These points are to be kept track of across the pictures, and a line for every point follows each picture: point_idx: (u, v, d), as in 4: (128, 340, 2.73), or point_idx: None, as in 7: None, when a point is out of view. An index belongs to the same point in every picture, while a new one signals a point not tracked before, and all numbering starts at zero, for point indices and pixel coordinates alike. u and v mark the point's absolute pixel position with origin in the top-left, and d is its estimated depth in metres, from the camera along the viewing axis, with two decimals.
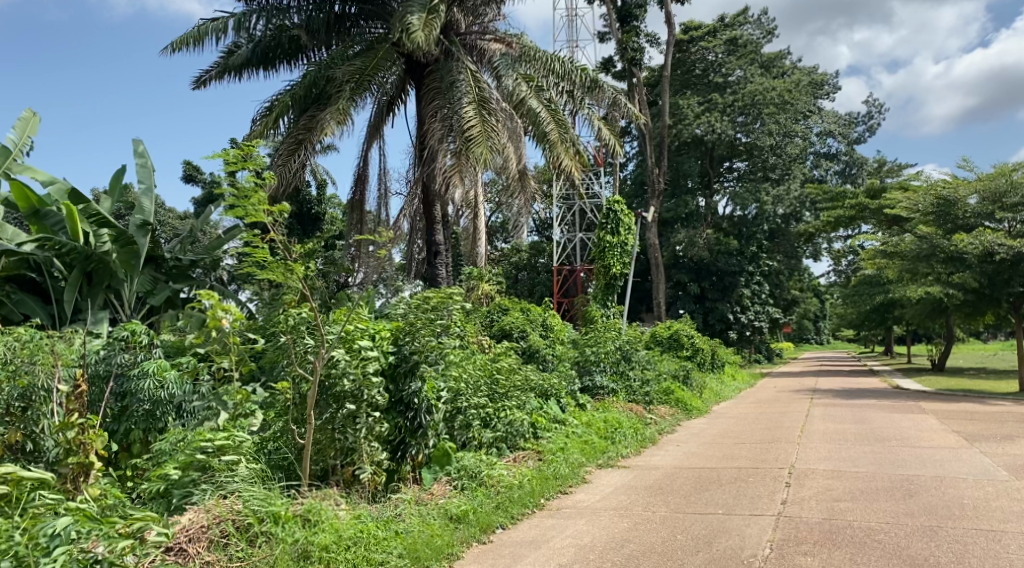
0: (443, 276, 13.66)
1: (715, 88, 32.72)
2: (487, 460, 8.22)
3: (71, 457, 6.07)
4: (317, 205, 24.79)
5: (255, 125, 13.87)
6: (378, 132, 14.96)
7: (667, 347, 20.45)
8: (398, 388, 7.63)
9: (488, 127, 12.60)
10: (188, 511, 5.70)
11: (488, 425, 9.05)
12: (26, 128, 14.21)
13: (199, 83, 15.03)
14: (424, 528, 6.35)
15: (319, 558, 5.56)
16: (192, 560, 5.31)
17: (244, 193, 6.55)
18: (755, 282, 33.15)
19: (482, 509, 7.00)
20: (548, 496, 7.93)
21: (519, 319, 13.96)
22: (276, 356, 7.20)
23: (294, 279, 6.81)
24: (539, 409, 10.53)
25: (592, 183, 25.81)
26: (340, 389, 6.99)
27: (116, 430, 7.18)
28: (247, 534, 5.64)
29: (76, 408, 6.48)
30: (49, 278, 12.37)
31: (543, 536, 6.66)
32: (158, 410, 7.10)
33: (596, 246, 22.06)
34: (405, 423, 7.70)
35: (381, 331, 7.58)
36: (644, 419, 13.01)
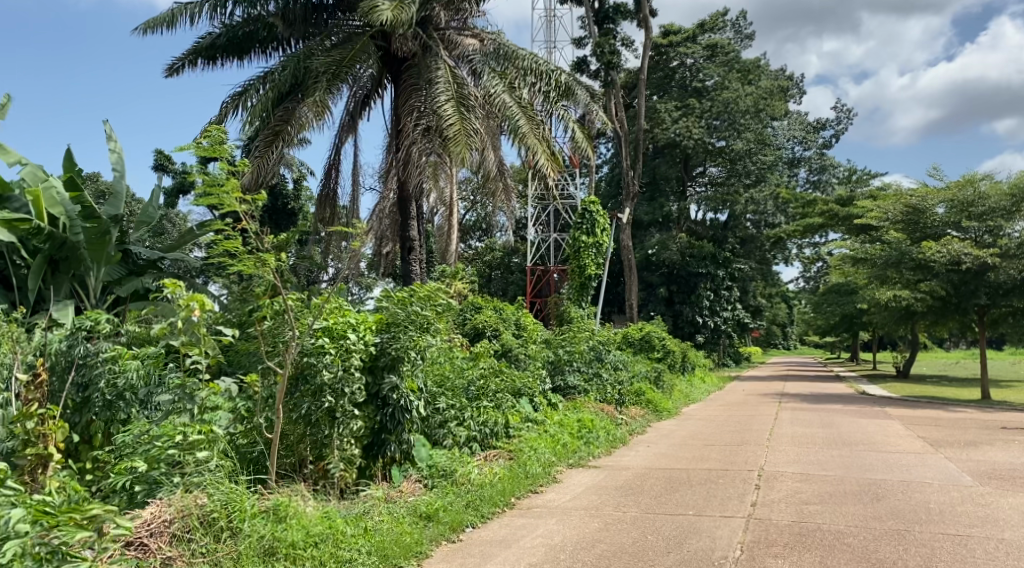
0: (416, 273, 13.55)
1: (691, 93, 32.90)
2: (459, 457, 8.21)
3: (29, 449, 6.06)
4: (293, 200, 24.52)
5: (225, 108, 13.59)
6: (354, 125, 14.83)
7: (638, 349, 20.47)
8: (375, 381, 7.58)
9: (468, 123, 12.41)
10: (150, 505, 5.51)
11: (462, 425, 9.04)
12: None
13: (171, 69, 14.75)
14: (393, 525, 6.26)
15: (286, 554, 5.44)
16: (153, 556, 5.13)
17: (215, 183, 6.41)
18: (726, 286, 33.42)
19: (452, 507, 6.91)
20: (518, 495, 7.88)
21: (492, 317, 14.00)
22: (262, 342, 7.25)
23: (265, 270, 6.72)
24: (513, 407, 10.50)
25: (568, 185, 25.85)
26: (320, 380, 6.91)
27: (76, 421, 6.87)
28: (212, 529, 5.47)
29: (36, 398, 6.45)
30: (10, 265, 11.65)
31: (513, 535, 6.59)
32: (121, 401, 6.84)
33: (570, 245, 22.08)
34: (382, 420, 7.64)
35: (366, 322, 7.46)
36: (615, 420, 13.03)
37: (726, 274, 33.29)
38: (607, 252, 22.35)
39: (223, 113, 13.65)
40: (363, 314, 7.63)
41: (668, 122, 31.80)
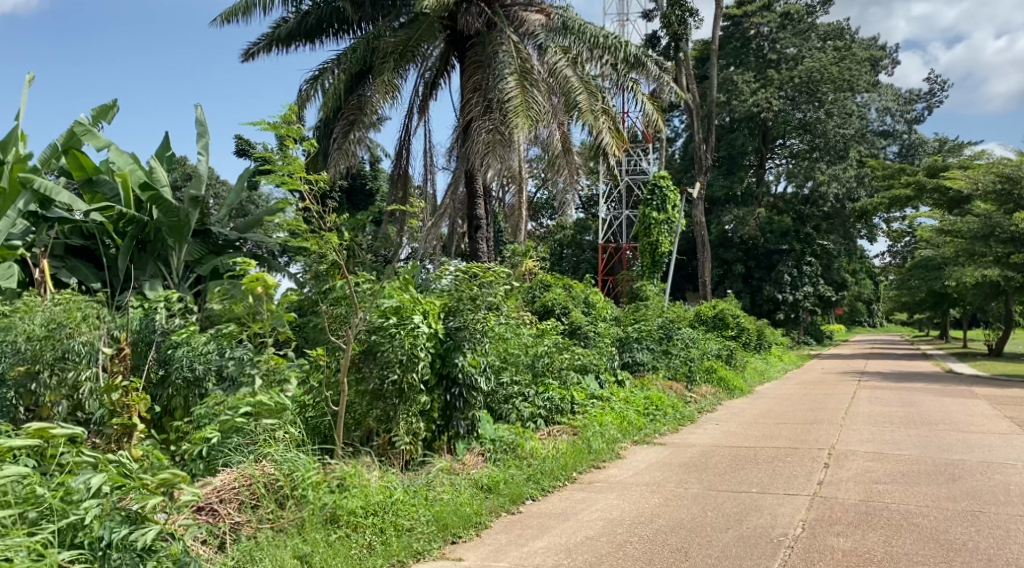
0: (483, 252, 13.70)
1: (768, 64, 31.96)
2: (523, 433, 8.26)
3: (115, 419, 6.49)
4: (371, 181, 24.73)
5: (302, 91, 13.93)
6: (425, 107, 14.96)
7: (711, 327, 20.18)
8: (443, 363, 7.69)
9: (530, 96, 12.41)
10: (221, 473, 5.80)
11: (526, 399, 9.13)
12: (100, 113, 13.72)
13: (247, 55, 15.19)
14: (454, 496, 6.41)
15: (347, 521, 5.67)
16: (222, 520, 5.41)
17: (284, 163, 6.92)
18: (806, 262, 32.49)
19: (513, 480, 7.04)
20: (580, 470, 7.91)
21: (561, 295, 14.01)
22: (331, 318, 7.69)
23: (330, 249, 7.15)
24: (577, 383, 10.53)
25: (639, 160, 25.69)
26: (387, 356, 7.05)
27: (158, 394, 7.36)
28: (277, 496, 5.72)
29: (120, 370, 6.98)
30: (101, 246, 12.42)
31: (572, 508, 6.66)
32: (199, 377, 7.23)
33: (640, 222, 21.90)
34: (447, 397, 7.83)
35: (432, 308, 7.58)
36: (684, 398, 12.92)
37: (807, 251, 32.34)
38: (679, 229, 22.02)
39: (300, 99, 13.96)
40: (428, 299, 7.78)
41: (746, 94, 30.94)
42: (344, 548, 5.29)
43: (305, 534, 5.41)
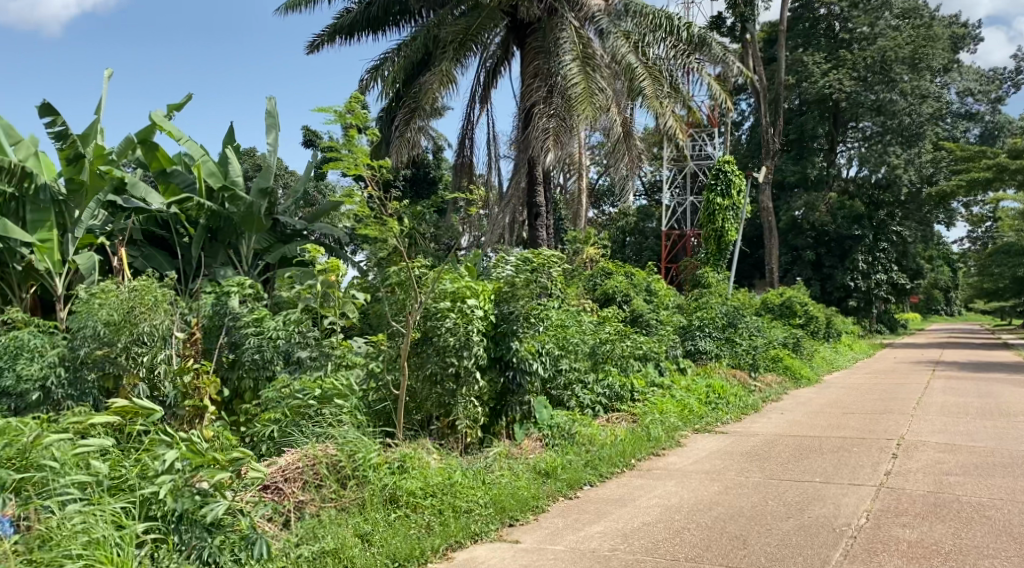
0: (543, 239, 13.70)
1: (840, 44, 31.01)
2: (581, 419, 8.26)
3: (188, 400, 6.71)
4: (434, 169, 24.86)
5: (364, 80, 14.15)
6: (486, 95, 14.97)
7: (778, 315, 19.78)
8: (497, 347, 7.82)
9: (592, 82, 12.34)
10: (286, 453, 6.05)
11: (585, 386, 9.13)
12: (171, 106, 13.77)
13: (313, 47, 15.50)
14: (512, 480, 6.49)
15: (406, 502, 5.79)
16: (287, 498, 5.59)
17: (344, 150, 7.06)
18: (879, 249, 31.47)
19: (570, 466, 7.08)
20: (639, 457, 7.87)
21: (623, 282, 13.89)
22: (389, 304, 7.83)
23: (388, 234, 7.36)
24: (637, 371, 10.46)
25: (704, 144, 25.28)
26: (445, 341, 7.17)
27: (229, 377, 7.59)
28: (339, 476, 5.88)
29: (191, 354, 7.33)
30: (175, 235, 12.88)
31: (630, 494, 6.66)
32: (267, 359, 7.48)
33: (705, 208, 21.56)
34: (504, 381, 7.91)
35: (485, 292, 7.59)
36: (748, 387, 12.72)
37: (881, 237, 31.34)
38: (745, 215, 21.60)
39: (361, 87, 14.19)
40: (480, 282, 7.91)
41: (816, 76, 30.10)
42: (403, 528, 5.42)
43: (366, 513, 5.56)
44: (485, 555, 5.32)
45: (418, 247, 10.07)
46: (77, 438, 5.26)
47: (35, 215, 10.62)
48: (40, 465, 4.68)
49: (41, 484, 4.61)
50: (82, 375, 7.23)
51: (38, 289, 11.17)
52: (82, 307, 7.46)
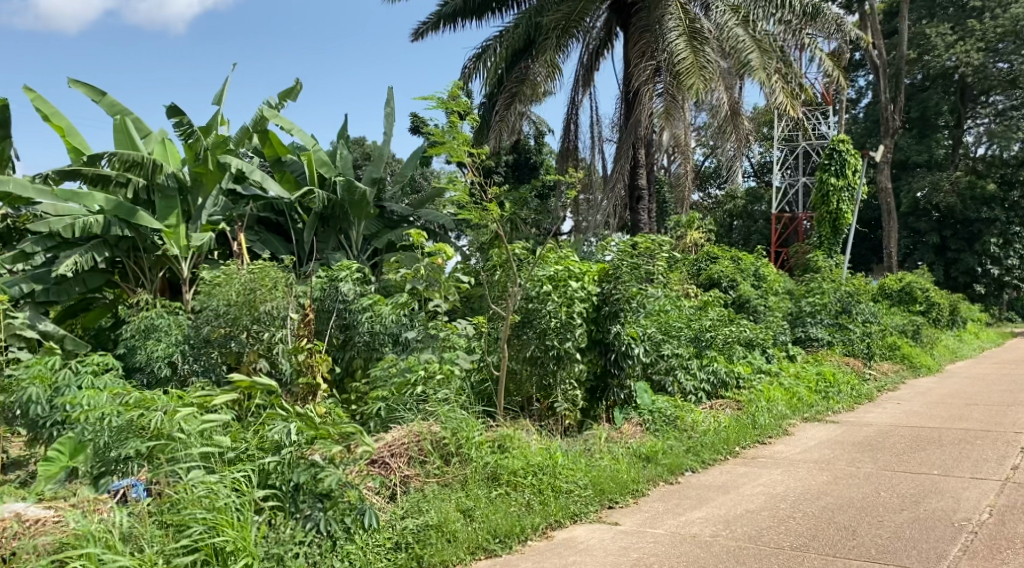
0: (645, 222, 13.55)
1: (969, 13, 29.06)
2: (682, 405, 8.12)
3: (302, 378, 7.21)
4: (535, 154, 24.62)
5: (466, 68, 14.31)
6: (589, 79, 14.82)
7: (896, 302, 18.85)
8: (599, 329, 7.85)
9: (701, 57, 12.02)
10: (392, 430, 6.21)
11: (688, 372, 8.98)
12: (285, 96, 14.10)
13: (418, 35, 15.79)
14: (612, 463, 6.50)
15: (507, 480, 5.90)
16: (393, 473, 5.74)
17: (445, 136, 7.22)
18: (1012, 232, 29.41)
19: (672, 451, 7.01)
20: (744, 445, 7.71)
21: (729, 267, 13.54)
22: (490, 286, 7.94)
23: (489, 219, 7.46)
24: (743, 357, 10.21)
25: (818, 123, 24.23)
26: (546, 324, 7.24)
27: (339, 357, 7.94)
28: (443, 453, 6.04)
29: (306, 334, 7.61)
30: (290, 221, 13.40)
31: (733, 482, 6.54)
32: (377, 342, 7.76)
33: (818, 189, 20.72)
34: (604, 363, 7.94)
35: (588, 274, 7.68)
36: (862, 375, 12.20)
37: (1013, 219, 29.29)
38: (861, 196, 20.64)
39: (464, 75, 14.36)
40: (585, 264, 7.87)
41: (941, 48, 28.36)
42: (503, 505, 5.54)
43: (468, 490, 5.71)
44: (584, 535, 5.38)
45: (519, 232, 10.13)
46: (200, 411, 5.57)
47: (164, 202, 11.28)
48: (169, 435, 4.95)
49: (169, 452, 4.89)
50: (206, 352, 7.65)
51: (167, 273, 11.80)
52: (206, 289, 7.91)
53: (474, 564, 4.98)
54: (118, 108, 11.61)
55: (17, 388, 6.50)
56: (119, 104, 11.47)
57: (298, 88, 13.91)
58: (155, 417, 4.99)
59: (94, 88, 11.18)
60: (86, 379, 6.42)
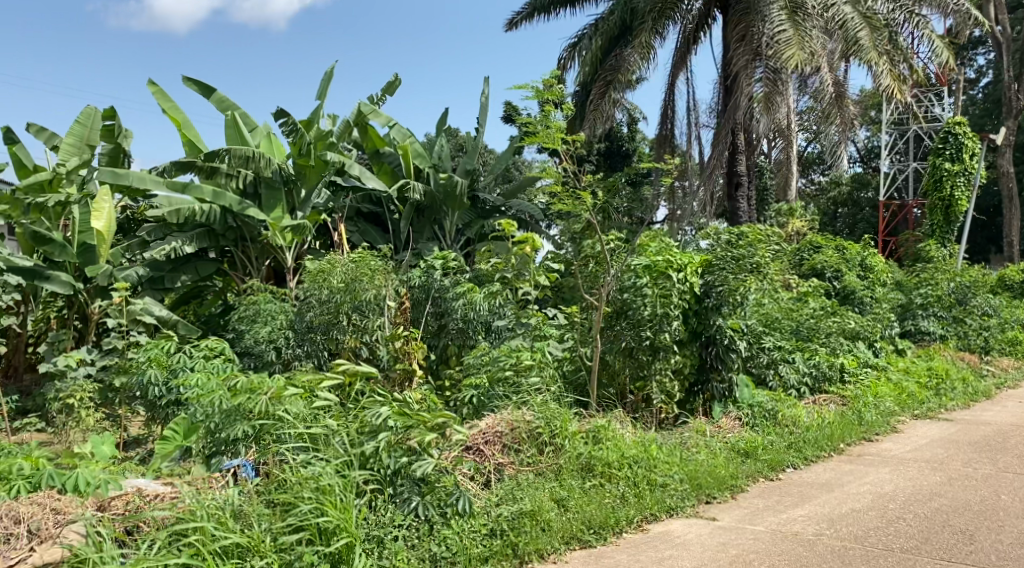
0: (745, 210, 13.15)
1: None
2: (784, 399, 7.85)
3: (398, 364, 7.50)
4: (628, 142, 24.11)
5: (562, 58, 14.22)
6: (687, 65, 14.46)
7: (1018, 294, 17.71)
8: (700, 322, 7.66)
9: (804, 33, 11.49)
10: (486, 418, 6.19)
11: (789, 364, 8.70)
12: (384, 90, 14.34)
13: (512, 24, 15.79)
14: (709, 457, 6.36)
15: (601, 472, 5.85)
16: (488, 461, 5.75)
17: (539, 125, 7.21)
18: None
19: (772, 447, 6.80)
20: (849, 442, 7.42)
21: (833, 256, 13.00)
22: (583, 276, 7.90)
23: (583, 208, 7.37)
24: (848, 351, 9.80)
25: (931, 105, 22.96)
26: (641, 315, 7.14)
27: (435, 344, 8.04)
28: (537, 442, 6.01)
29: (402, 321, 7.88)
30: (387, 211, 13.67)
31: (838, 479, 6.29)
32: (470, 329, 7.78)
33: (930, 175, 19.66)
34: (702, 356, 7.80)
35: (691, 265, 7.33)
36: (979, 372, 11.53)
37: None
38: (978, 182, 19.46)
39: (560, 66, 14.28)
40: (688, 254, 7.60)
41: None
42: (598, 497, 5.51)
43: (562, 480, 5.71)
44: (681, 530, 5.29)
45: (613, 222, 10.02)
46: (304, 395, 5.75)
47: (270, 193, 11.79)
48: (274, 416, 5.18)
49: (275, 432, 5.11)
50: (309, 338, 7.89)
51: (272, 262, 12.24)
52: (308, 277, 8.16)
53: (568, 554, 5.01)
54: (226, 104, 12.08)
55: (138, 370, 6.88)
56: (227, 99, 11.92)
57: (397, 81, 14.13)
58: (261, 400, 5.23)
59: (205, 85, 11.68)
60: (199, 361, 6.72)
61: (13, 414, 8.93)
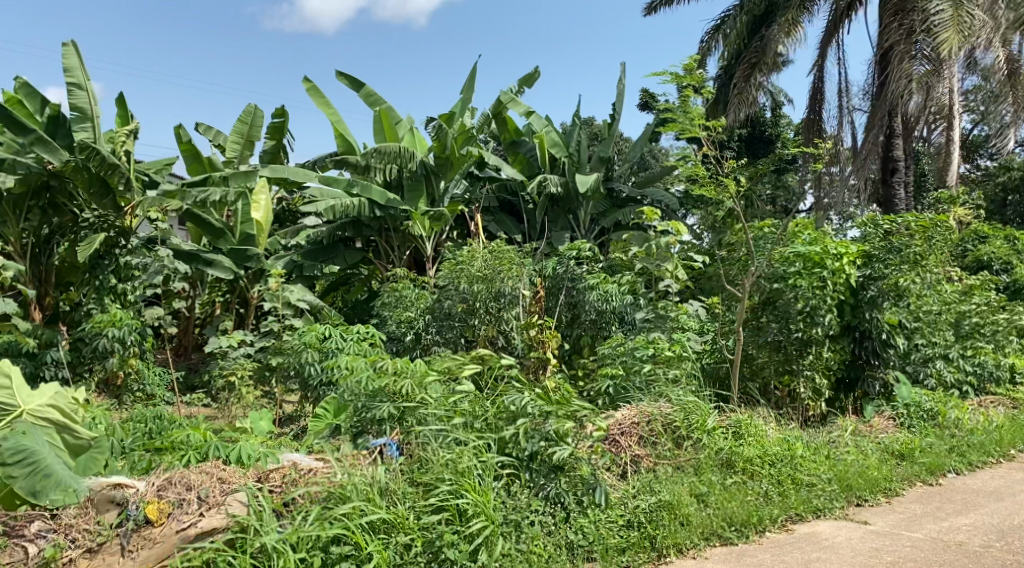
0: (900, 198, 12.35)
1: None
2: (945, 399, 7.35)
3: (533, 353, 7.57)
4: (771, 127, 23.18)
5: (704, 42, 13.81)
6: (838, 44, 13.67)
7: None
8: (854, 315, 7.24)
9: (965, 7, 10.49)
10: (623, 409, 6.12)
11: (950, 363, 8.14)
12: (524, 81, 14.43)
13: (651, 9, 15.52)
14: (859, 458, 6.03)
15: (742, 468, 5.69)
16: (623, 452, 5.67)
17: (681, 110, 7.04)
18: None
19: (932, 449, 6.38)
20: (1020, 447, 6.87)
21: (1002, 247, 11.94)
22: (727, 266, 7.66)
23: (726, 195, 7.16)
24: (1019, 349, 9.04)
25: None
26: (789, 306, 6.86)
27: (569, 334, 7.97)
28: (674, 435, 5.91)
29: (536, 310, 7.94)
30: (522, 202, 13.79)
31: (1008, 488, 5.81)
32: (604, 320, 7.70)
33: None
34: (854, 352, 7.36)
35: (849, 255, 6.98)
36: None
37: None
38: None
39: (702, 49, 13.88)
40: (845, 243, 7.12)
41: None
42: (740, 493, 5.36)
43: (702, 475, 5.57)
44: (829, 532, 5.07)
45: (757, 210, 9.66)
46: (445, 379, 5.91)
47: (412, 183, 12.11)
48: (416, 400, 5.35)
49: (416, 415, 5.27)
50: (448, 326, 8.08)
51: (413, 250, 12.62)
52: (448, 265, 8.37)
53: (708, 550, 4.89)
54: (373, 98, 12.53)
55: (292, 352, 7.29)
56: (375, 94, 12.37)
57: (536, 71, 14.17)
58: (404, 384, 5.44)
59: (354, 80, 12.17)
60: (348, 345, 7.04)
61: (183, 389, 9.67)
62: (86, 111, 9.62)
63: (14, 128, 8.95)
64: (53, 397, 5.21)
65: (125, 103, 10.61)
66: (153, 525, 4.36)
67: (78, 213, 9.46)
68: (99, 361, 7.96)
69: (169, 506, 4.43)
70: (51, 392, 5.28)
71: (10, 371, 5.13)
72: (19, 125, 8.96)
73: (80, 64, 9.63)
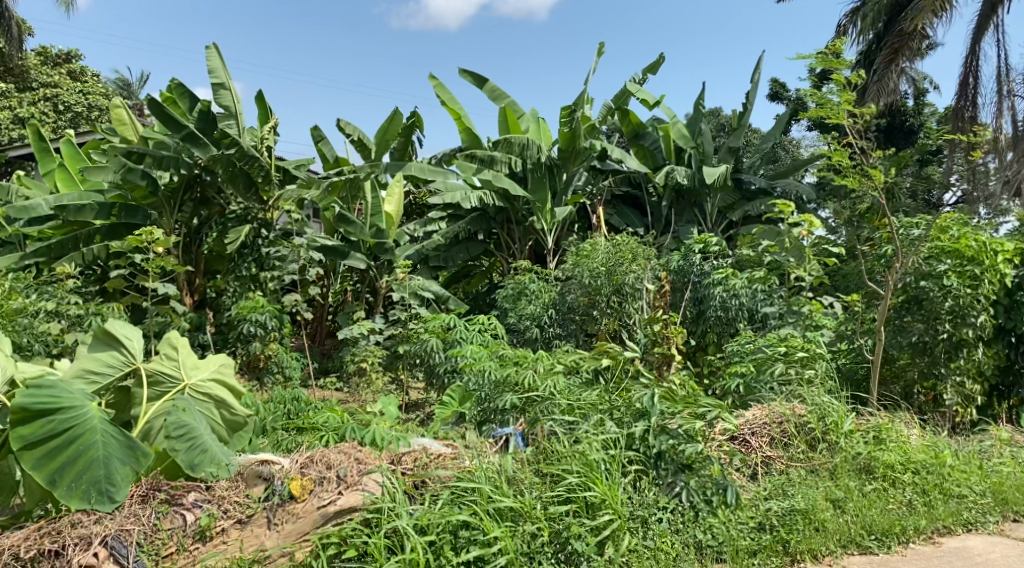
0: None
1: None
2: None
3: (657, 348, 7.34)
4: (913, 116, 21.82)
5: (843, 24, 13.16)
6: (995, 23, 12.70)
7: None
8: (1008, 317, 6.77)
9: None
10: (753, 408, 5.92)
11: None
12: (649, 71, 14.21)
13: None
14: (1015, 469, 5.63)
15: (883, 474, 5.39)
16: (754, 453, 5.51)
17: (824, 98, 6.71)
18: None
19: None
20: None
21: None
22: (870, 262, 7.28)
23: (871, 186, 6.78)
24: None
25: None
26: (938, 306, 6.46)
27: (695, 329, 7.73)
28: (809, 437, 5.65)
29: (661, 304, 7.83)
30: (646, 194, 13.61)
31: None
32: (732, 316, 7.42)
33: None
34: (1009, 357, 6.89)
35: (1005, 251, 6.52)
36: None
37: None
38: None
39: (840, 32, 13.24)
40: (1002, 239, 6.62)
41: None
42: (881, 501, 5.10)
43: (838, 480, 5.33)
44: (982, 548, 4.81)
45: (898, 203, 9.13)
46: (567, 372, 5.89)
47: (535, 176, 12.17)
48: (541, 391, 5.35)
49: (541, 406, 5.27)
50: (570, 318, 8.06)
51: (535, 242, 12.68)
52: (572, 258, 8.34)
53: (846, 558, 4.72)
54: (497, 93, 12.66)
55: (419, 340, 7.46)
56: (498, 89, 12.50)
57: (662, 60, 13.91)
58: (527, 375, 5.45)
59: (479, 75, 12.33)
60: (472, 335, 7.14)
61: (317, 373, 10.12)
62: (230, 109, 10.17)
63: (169, 125, 9.56)
64: (215, 371, 5.44)
65: (264, 102, 11.13)
66: (296, 501, 4.60)
67: (226, 205, 10.11)
68: (242, 344, 8.42)
69: (311, 483, 4.66)
70: (214, 366, 5.49)
71: (178, 343, 5.34)
72: (174, 122, 9.55)
73: (222, 65, 10.18)
